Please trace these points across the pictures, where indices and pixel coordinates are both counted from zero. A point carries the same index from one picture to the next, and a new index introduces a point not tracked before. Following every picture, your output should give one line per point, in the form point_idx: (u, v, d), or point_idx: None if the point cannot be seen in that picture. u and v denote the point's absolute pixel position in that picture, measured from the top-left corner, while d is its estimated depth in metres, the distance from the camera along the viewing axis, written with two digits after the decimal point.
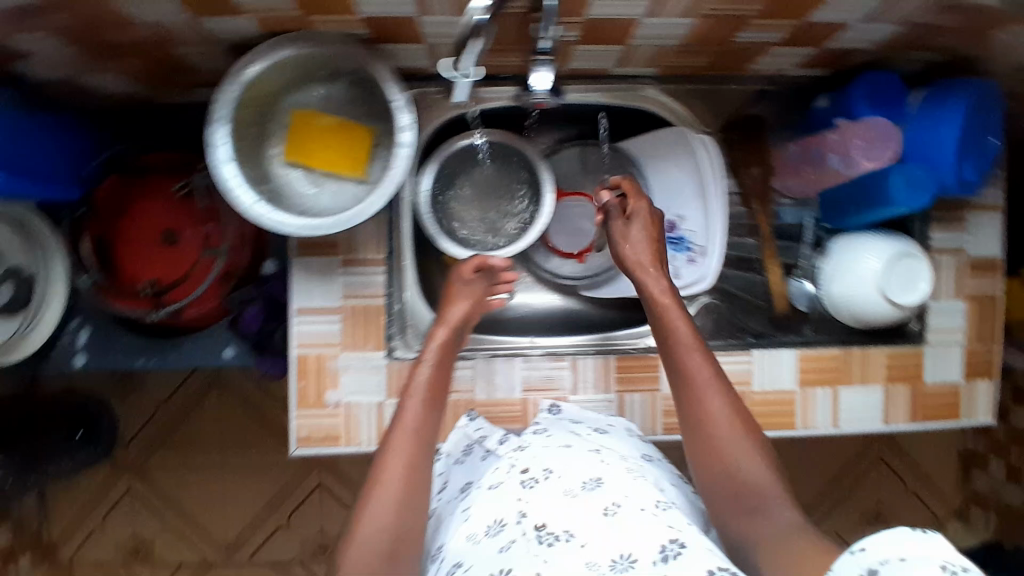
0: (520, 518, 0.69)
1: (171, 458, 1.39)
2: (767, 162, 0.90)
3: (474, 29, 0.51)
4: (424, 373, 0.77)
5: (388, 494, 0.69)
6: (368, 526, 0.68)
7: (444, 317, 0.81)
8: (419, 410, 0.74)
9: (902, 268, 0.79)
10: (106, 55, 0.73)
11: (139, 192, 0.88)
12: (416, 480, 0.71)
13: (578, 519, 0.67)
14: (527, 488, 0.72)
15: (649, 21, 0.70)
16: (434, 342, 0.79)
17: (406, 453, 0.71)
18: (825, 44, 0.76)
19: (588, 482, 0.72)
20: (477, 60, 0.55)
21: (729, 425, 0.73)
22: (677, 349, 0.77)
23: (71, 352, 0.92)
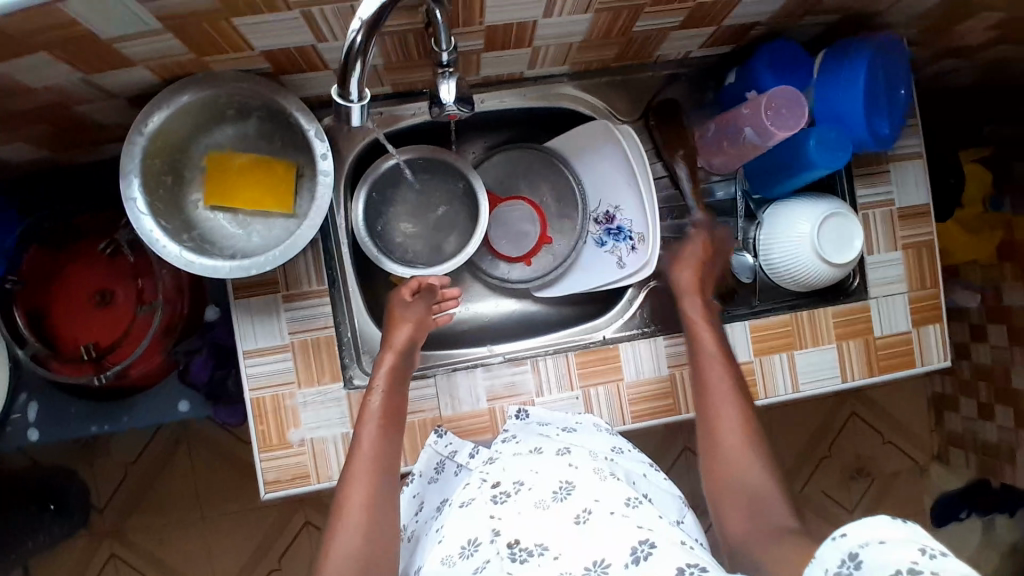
0: (494, 537, 0.67)
1: (149, 519, 1.36)
2: (689, 142, 0.88)
3: (354, 53, 0.51)
4: (377, 401, 0.75)
5: (354, 525, 0.67)
6: (334, 561, 0.66)
7: (391, 342, 0.80)
8: (374, 437, 0.73)
9: (832, 229, 0.82)
10: (5, 124, 0.72)
11: (65, 258, 0.87)
12: (382, 507, 0.69)
13: (551, 530, 0.66)
14: (498, 504, 0.71)
15: (546, 21, 0.71)
16: (384, 368, 0.78)
17: (366, 481, 0.70)
18: (722, 21, 0.78)
19: (559, 490, 0.70)
20: (364, 82, 0.54)
21: (741, 433, 0.74)
22: (698, 356, 0.80)
23: (23, 428, 0.86)
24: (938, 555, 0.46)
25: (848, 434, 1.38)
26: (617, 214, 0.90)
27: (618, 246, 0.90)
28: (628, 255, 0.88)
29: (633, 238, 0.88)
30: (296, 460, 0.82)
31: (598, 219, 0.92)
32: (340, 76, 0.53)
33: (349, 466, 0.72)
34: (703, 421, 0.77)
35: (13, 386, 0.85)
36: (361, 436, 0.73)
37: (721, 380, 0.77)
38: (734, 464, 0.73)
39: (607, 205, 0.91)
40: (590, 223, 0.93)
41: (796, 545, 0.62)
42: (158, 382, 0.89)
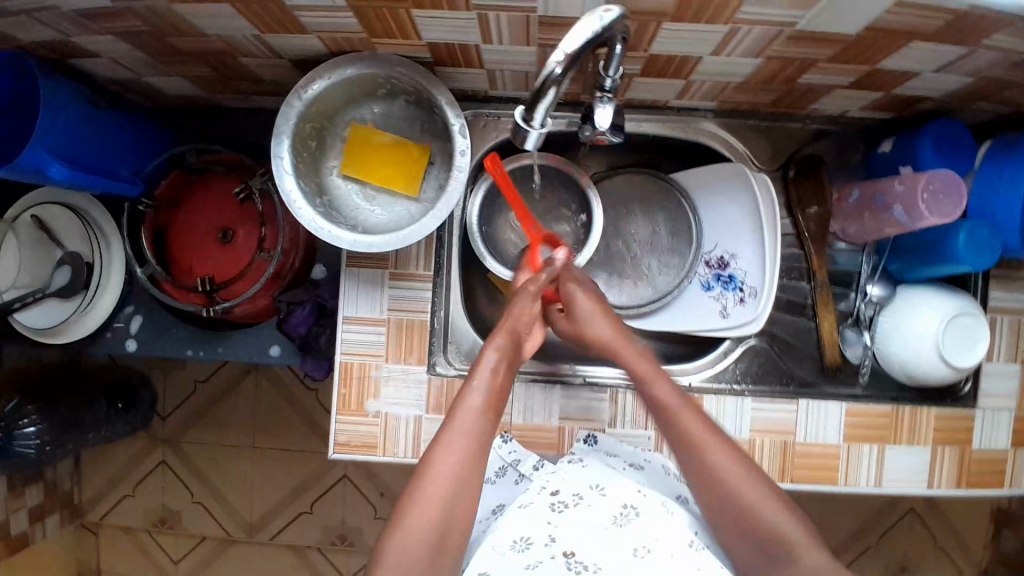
0: (549, 542, 0.69)
1: (203, 435, 1.45)
2: (827, 202, 0.84)
3: (548, 82, 0.51)
4: (475, 387, 0.73)
5: (433, 494, 0.66)
6: (412, 535, 0.65)
7: (505, 322, 0.77)
8: (472, 418, 0.71)
9: (964, 324, 0.78)
10: (176, 60, 0.76)
11: (202, 191, 0.92)
12: (461, 499, 0.68)
13: (607, 550, 0.68)
14: (557, 512, 0.72)
15: (712, 59, 0.69)
16: (493, 348, 0.75)
17: (460, 452, 0.69)
18: (890, 89, 0.74)
19: (621, 515, 0.71)
20: (549, 110, 0.55)
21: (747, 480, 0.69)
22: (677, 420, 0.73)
23: (123, 338, 0.94)
24: None
25: (903, 529, 1.32)
26: (730, 261, 0.85)
27: (724, 294, 0.86)
28: (734, 306, 0.84)
29: (744, 291, 0.83)
30: (369, 429, 0.84)
31: (710, 262, 0.89)
32: (527, 102, 0.54)
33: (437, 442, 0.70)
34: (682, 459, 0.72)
35: (122, 298, 0.94)
36: (452, 426, 0.70)
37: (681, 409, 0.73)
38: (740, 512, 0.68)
39: (722, 250, 0.87)
40: (700, 264, 0.90)
41: None
42: (263, 321, 0.94)
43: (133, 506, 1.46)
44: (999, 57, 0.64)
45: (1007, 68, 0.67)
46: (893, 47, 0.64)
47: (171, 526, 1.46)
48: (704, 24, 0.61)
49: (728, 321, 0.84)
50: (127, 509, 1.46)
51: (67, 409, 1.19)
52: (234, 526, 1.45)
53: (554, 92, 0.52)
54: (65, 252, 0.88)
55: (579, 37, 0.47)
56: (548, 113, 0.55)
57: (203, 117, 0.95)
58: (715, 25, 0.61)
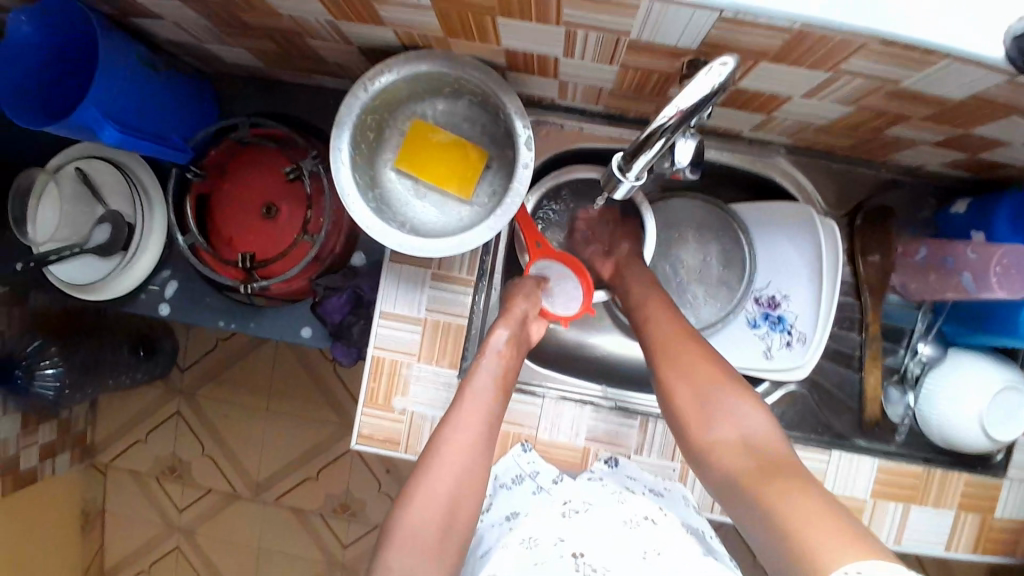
0: (557, 543, 0.69)
1: (219, 391, 1.46)
2: (890, 252, 0.81)
3: (658, 131, 0.56)
4: (487, 367, 0.74)
5: (446, 469, 0.67)
6: (422, 510, 0.65)
7: (511, 311, 0.79)
8: (485, 403, 0.73)
9: (1007, 396, 0.76)
10: (239, 33, 0.73)
11: (249, 162, 0.90)
12: (470, 482, 0.68)
13: (617, 554, 0.66)
14: (567, 517, 0.72)
15: (801, 101, 0.66)
16: (500, 335, 0.77)
17: (473, 431, 0.70)
18: (978, 152, 0.71)
19: (631, 521, 0.70)
20: (644, 163, 0.62)
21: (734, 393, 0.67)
22: (665, 343, 0.73)
23: (157, 301, 0.93)
24: None
25: None
26: (782, 302, 0.84)
27: (770, 334, 0.85)
28: (779, 349, 0.83)
29: (791, 334, 0.83)
30: (394, 426, 0.83)
31: (759, 299, 0.87)
32: (629, 152, 0.62)
33: (448, 423, 0.71)
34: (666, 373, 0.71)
35: (160, 261, 0.93)
36: (464, 407, 0.72)
37: (672, 330, 0.74)
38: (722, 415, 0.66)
39: (774, 290, 0.86)
40: (748, 300, 0.88)
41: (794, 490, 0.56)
42: (302, 300, 0.94)
43: (145, 452, 1.48)
44: None
45: None
46: (996, 116, 0.61)
47: (179, 474, 1.48)
48: (804, 68, 0.58)
49: (766, 359, 0.83)
50: (138, 453, 1.48)
51: (88, 349, 1.16)
52: (240, 481, 1.47)
53: (659, 144, 0.58)
54: (106, 209, 0.87)
55: (697, 94, 0.51)
56: (642, 165, 0.62)
57: (258, 88, 0.92)
58: (816, 70, 0.58)
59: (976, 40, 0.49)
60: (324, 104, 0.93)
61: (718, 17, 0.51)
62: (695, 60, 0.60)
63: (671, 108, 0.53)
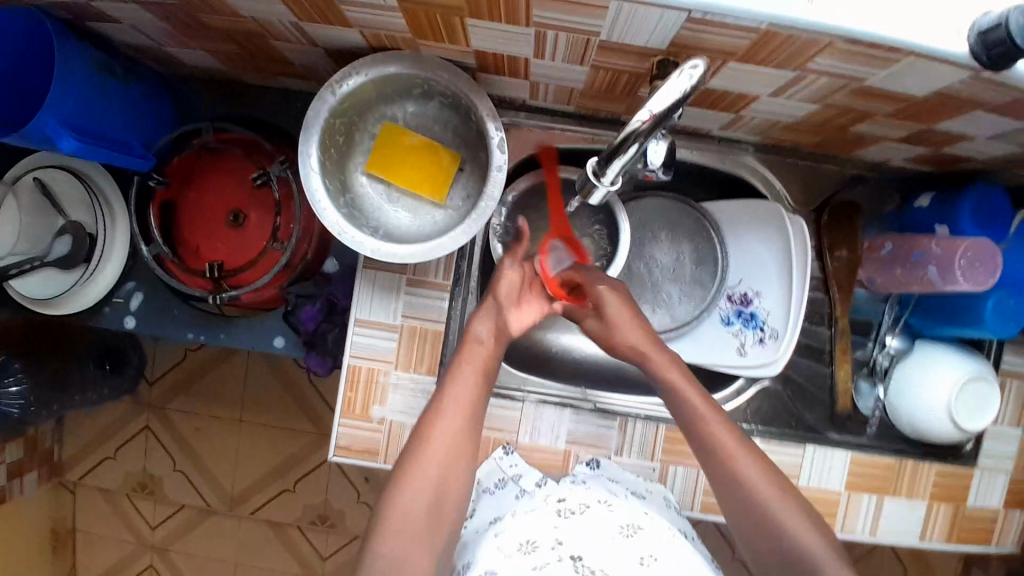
0: (554, 545, 0.69)
1: (190, 404, 1.42)
2: (857, 249, 0.83)
3: (633, 135, 0.56)
4: (469, 363, 0.73)
5: (423, 483, 0.66)
6: (405, 507, 0.65)
7: (492, 295, 0.78)
8: (464, 400, 0.71)
9: (974, 390, 0.77)
10: (201, 36, 0.71)
11: (213, 169, 0.87)
12: (450, 486, 0.68)
13: (614, 561, 0.67)
14: (564, 518, 0.72)
15: (769, 99, 0.67)
16: (484, 326, 0.76)
17: (453, 435, 0.69)
18: (941, 147, 0.73)
19: (627, 526, 0.71)
20: (620, 169, 0.62)
21: (768, 485, 0.67)
22: (697, 424, 0.70)
23: (122, 314, 0.90)
24: None
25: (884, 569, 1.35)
26: (754, 299, 0.84)
27: (743, 331, 0.85)
28: (752, 345, 0.83)
29: (764, 331, 0.82)
30: (371, 435, 0.82)
31: (733, 297, 0.87)
32: (605, 157, 0.62)
33: (429, 422, 0.70)
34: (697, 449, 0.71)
35: (124, 272, 0.90)
36: (443, 399, 0.71)
37: (700, 400, 0.71)
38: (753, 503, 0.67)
39: (746, 287, 0.86)
40: (722, 298, 0.88)
41: None
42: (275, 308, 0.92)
43: (113, 470, 1.43)
44: None
45: None
46: (956, 113, 0.62)
47: (151, 491, 1.44)
48: (773, 67, 0.59)
49: (741, 354, 0.84)
50: (106, 472, 1.43)
51: (51, 366, 1.12)
52: (215, 496, 1.43)
53: (634, 148, 0.58)
54: (67, 221, 0.84)
55: (669, 97, 0.51)
56: (615, 173, 0.63)
57: (223, 92, 0.90)
58: (783, 69, 0.59)
59: (937, 37, 0.50)
60: (291, 108, 0.91)
61: (687, 18, 0.52)
62: (664, 60, 0.61)
63: (641, 112, 0.53)
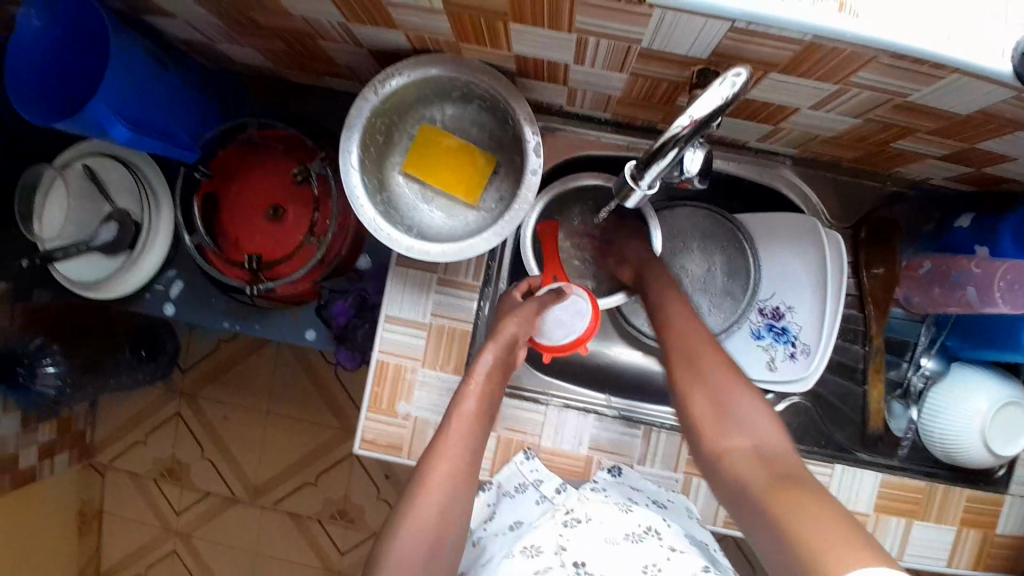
0: (558, 551, 0.73)
1: (219, 393, 1.45)
2: (895, 268, 0.82)
3: (672, 140, 0.56)
4: (474, 391, 0.74)
5: (434, 492, 0.68)
6: (417, 518, 0.66)
7: (500, 333, 0.78)
8: (467, 429, 0.73)
9: (1008, 415, 0.76)
10: (252, 34, 0.74)
11: (257, 163, 0.89)
12: (456, 509, 0.69)
13: (616, 567, 0.70)
14: (569, 526, 0.75)
15: (808, 111, 0.67)
16: (489, 359, 0.76)
17: (462, 450, 0.72)
18: (984, 167, 0.71)
19: (633, 533, 0.73)
20: (654, 176, 0.63)
21: (760, 421, 0.66)
22: (686, 349, 0.73)
23: (162, 301, 0.93)
24: None
25: None
26: (787, 314, 0.83)
27: (774, 345, 0.84)
28: (782, 360, 0.83)
29: (795, 346, 0.81)
30: (396, 430, 0.83)
31: (764, 310, 0.86)
32: (642, 162, 0.62)
33: (442, 442, 0.72)
34: (681, 378, 0.72)
35: (167, 259, 0.93)
36: (449, 428, 0.73)
37: (697, 333, 0.74)
38: (737, 427, 0.67)
39: (779, 301, 0.85)
40: (753, 311, 0.88)
41: (810, 500, 0.56)
42: (307, 302, 0.93)
43: (144, 454, 1.48)
44: None
45: None
46: (1002, 132, 0.61)
47: (178, 477, 1.47)
48: (814, 79, 0.59)
49: (769, 366, 0.83)
50: (137, 456, 1.47)
51: (89, 349, 1.15)
52: (238, 485, 1.46)
53: (672, 154, 0.58)
54: (114, 208, 0.87)
55: (710, 104, 0.51)
56: (651, 179, 0.63)
57: (270, 89, 0.93)
58: (824, 82, 0.59)
59: (985, 52, 0.49)
60: (334, 108, 0.93)
61: (729, 27, 0.52)
62: (705, 69, 0.61)
63: (684, 118, 0.53)
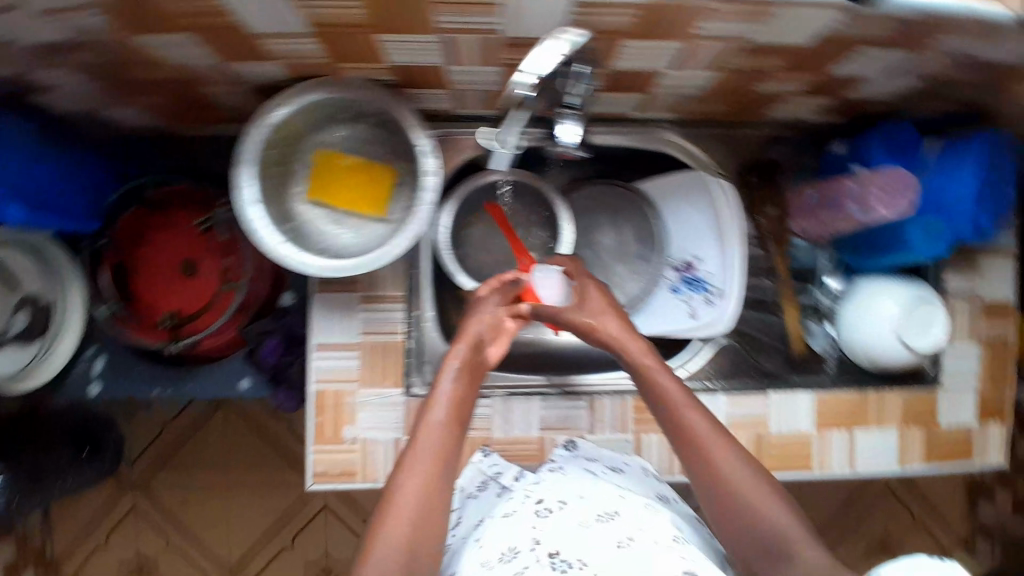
0: (534, 546, 0.68)
1: (175, 475, 1.39)
2: (782, 204, 0.90)
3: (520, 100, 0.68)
4: (443, 398, 0.75)
5: (405, 510, 0.67)
6: (392, 528, 0.66)
7: (466, 333, 0.80)
8: (438, 436, 0.72)
9: (919, 316, 0.79)
10: (133, 92, 0.74)
11: (161, 223, 0.89)
12: (430, 524, 0.68)
13: (594, 546, 0.67)
14: (541, 517, 0.71)
15: (670, 73, 0.73)
16: (456, 359, 0.77)
17: (426, 470, 0.70)
18: (840, 94, 0.78)
19: (604, 514, 0.71)
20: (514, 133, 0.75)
21: (775, 506, 0.69)
22: (694, 441, 0.73)
23: (85, 381, 0.91)
24: None
25: (880, 509, 1.41)
26: (696, 264, 0.89)
27: (692, 296, 0.90)
28: (702, 307, 0.88)
29: (711, 291, 0.87)
30: (346, 457, 0.83)
31: (676, 266, 0.92)
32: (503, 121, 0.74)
33: (409, 458, 0.71)
34: (694, 467, 0.73)
35: (83, 339, 0.91)
36: (416, 443, 0.72)
37: (697, 421, 0.73)
38: (753, 520, 0.69)
39: (687, 255, 0.91)
40: (667, 268, 0.93)
41: None
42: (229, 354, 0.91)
43: (104, 559, 1.39)
44: (949, 61, 0.68)
45: (957, 69, 0.70)
46: (842, 55, 0.67)
47: None
48: (663, 39, 0.64)
49: (685, 309, 0.89)
50: (97, 563, 1.39)
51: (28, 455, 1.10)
52: (212, 567, 1.40)
53: (523, 113, 0.72)
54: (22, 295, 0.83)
55: (546, 65, 0.61)
56: (512, 135, 0.75)
57: (171, 147, 0.94)
58: (674, 40, 0.64)
59: None
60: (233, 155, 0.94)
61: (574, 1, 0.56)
62: None
63: (530, 75, 0.63)
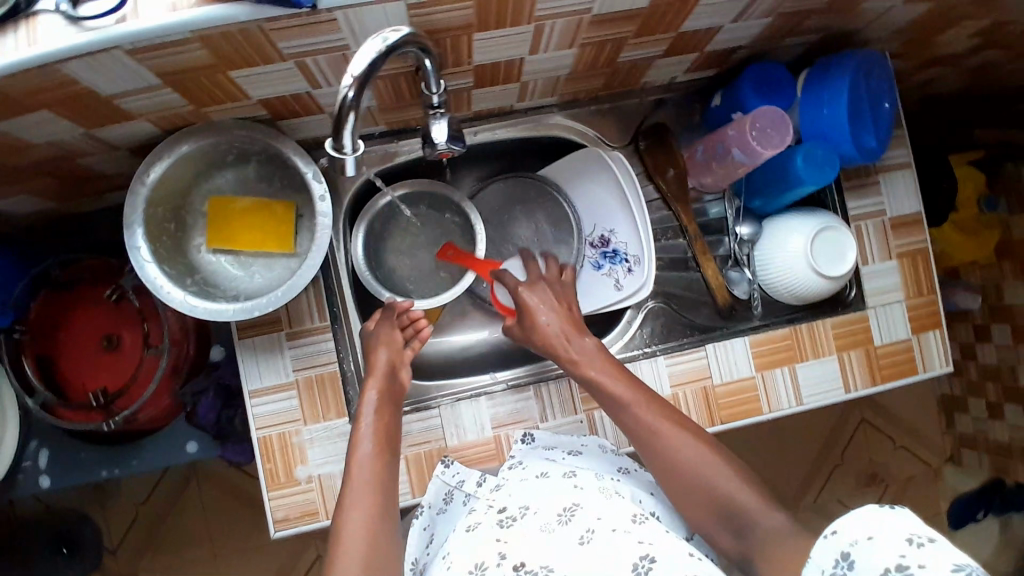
0: (500, 560, 0.65)
1: (159, 559, 1.33)
2: (679, 164, 0.90)
3: (345, 106, 0.56)
4: (366, 432, 0.75)
5: (354, 553, 0.66)
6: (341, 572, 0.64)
7: (374, 365, 0.79)
8: (369, 469, 0.72)
9: (825, 243, 0.82)
10: (11, 179, 0.74)
11: (75, 303, 0.88)
12: (384, 555, 0.67)
13: (557, 551, 0.64)
14: (504, 527, 0.68)
15: (533, 58, 0.74)
16: (372, 394, 0.77)
17: (367, 499, 0.70)
18: (704, 47, 0.80)
19: (564, 512, 0.68)
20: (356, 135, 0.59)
21: (729, 475, 0.71)
22: (643, 430, 0.74)
23: (34, 475, 0.88)
24: (926, 543, 0.48)
25: (862, 441, 1.43)
26: (611, 237, 0.92)
27: (614, 268, 0.92)
28: (624, 276, 0.90)
29: (628, 260, 0.90)
30: (305, 497, 0.82)
31: (594, 243, 0.94)
32: (333, 131, 0.58)
33: (347, 496, 0.71)
34: (646, 451, 0.74)
35: (26, 434, 0.88)
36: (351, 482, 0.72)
37: (641, 411, 0.75)
38: (711, 492, 0.71)
39: (601, 229, 0.93)
40: (585, 247, 0.95)
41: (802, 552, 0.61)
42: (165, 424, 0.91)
43: None
44: None
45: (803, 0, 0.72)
46: (688, 13, 0.70)
47: None
48: (509, 27, 0.65)
49: (607, 281, 0.92)
50: None
51: None
52: None
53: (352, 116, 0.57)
54: None
55: (365, 58, 0.54)
56: (355, 139, 0.59)
57: (74, 227, 0.94)
58: (520, 26, 0.65)
59: None
60: None
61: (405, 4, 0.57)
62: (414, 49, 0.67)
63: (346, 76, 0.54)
